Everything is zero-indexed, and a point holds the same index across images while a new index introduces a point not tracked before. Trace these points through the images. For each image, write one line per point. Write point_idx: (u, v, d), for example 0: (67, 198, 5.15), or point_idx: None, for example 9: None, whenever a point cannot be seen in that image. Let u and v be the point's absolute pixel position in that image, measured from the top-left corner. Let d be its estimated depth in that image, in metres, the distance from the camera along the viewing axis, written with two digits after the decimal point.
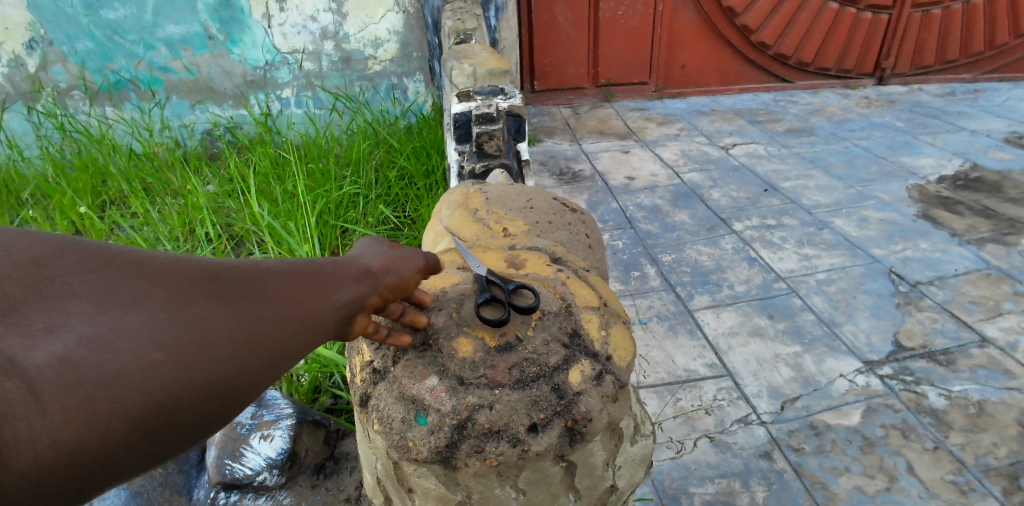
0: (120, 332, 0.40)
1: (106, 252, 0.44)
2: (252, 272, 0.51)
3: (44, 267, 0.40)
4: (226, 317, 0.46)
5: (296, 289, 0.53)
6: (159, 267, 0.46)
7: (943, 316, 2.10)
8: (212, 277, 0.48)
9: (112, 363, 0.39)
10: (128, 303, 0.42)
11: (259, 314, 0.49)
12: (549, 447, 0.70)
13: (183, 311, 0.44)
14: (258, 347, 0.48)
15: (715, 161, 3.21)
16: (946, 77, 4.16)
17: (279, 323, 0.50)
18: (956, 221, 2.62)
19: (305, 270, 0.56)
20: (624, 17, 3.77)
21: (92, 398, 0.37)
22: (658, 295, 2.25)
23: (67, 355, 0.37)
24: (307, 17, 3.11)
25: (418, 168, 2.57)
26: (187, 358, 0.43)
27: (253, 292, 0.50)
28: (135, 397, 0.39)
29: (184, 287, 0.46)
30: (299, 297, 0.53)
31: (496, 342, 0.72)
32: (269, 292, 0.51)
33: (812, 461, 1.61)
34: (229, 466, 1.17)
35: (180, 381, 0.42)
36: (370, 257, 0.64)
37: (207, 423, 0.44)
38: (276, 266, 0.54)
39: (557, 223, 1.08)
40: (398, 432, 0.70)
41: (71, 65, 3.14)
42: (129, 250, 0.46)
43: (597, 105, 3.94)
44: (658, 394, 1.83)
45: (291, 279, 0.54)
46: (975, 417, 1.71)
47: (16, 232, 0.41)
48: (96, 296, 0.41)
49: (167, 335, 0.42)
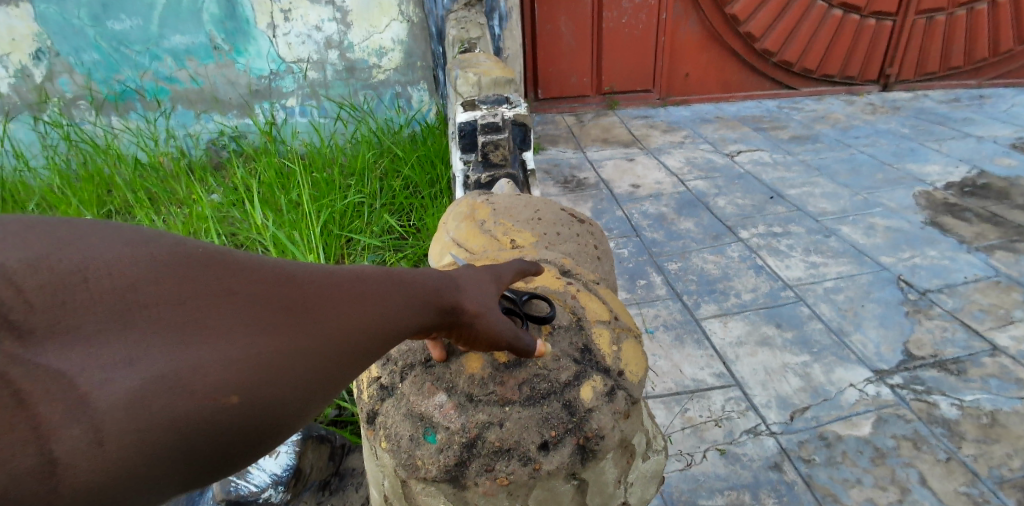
0: (191, 371, 0.39)
1: (197, 269, 0.43)
2: (333, 298, 0.49)
3: (137, 290, 0.39)
4: (296, 355, 0.45)
5: (373, 317, 0.51)
6: (243, 290, 0.45)
7: (952, 325, 2.08)
8: (296, 306, 0.47)
9: (177, 406, 0.37)
10: (208, 336, 0.41)
11: (328, 350, 0.47)
12: (560, 466, 0.68)
13: (257, 347, 0.43)
14: (321, 387, 0.47)
15: (719, 169, 3.20)
16: (950, 83, 4.15)
17: (345, 359, 0.49)
18: (963, 228, 2.60)
19: (387, 294, 0.54)
20: (627, 26, 3.78)
21: (150, 442, 0.36)
22: (664, 304, 2.23)
23: (139, 397, 0.36)
24: (311, 27, 3.12)
25: (422, 178, 2.58)
26: (251, 400, 0.41)
27: (328, 321, 0.48)
28: (192, 441, 0.38)
29: (263, 318, 0.44)
30: (373, 328, 0.51)
31: (506, 359, 0.70)
32: (349, 324, 0.49)
33: (822, 473, 1.58)
34: (235, 483, 1.14)
35: (240, 425, 0.41)
36: (458, 285, 0.62)
37: (251, 458, 0.43)
38: (359, 290, 0.52)
39: (564, 235, 1.07)
40: (405, 450, 0.69)
41: (76, 76, 3.15)
42: (221, 265, 0.45)
43: (601, 113, 3.94)
44: (666, 405, 1.80)
45: (374, 307, 0.52)
46: (987, 428, 1.68)
47: (116, 241, 0.41)
48: (178, 330, 0.39)
49: (236, 375, 0.41)
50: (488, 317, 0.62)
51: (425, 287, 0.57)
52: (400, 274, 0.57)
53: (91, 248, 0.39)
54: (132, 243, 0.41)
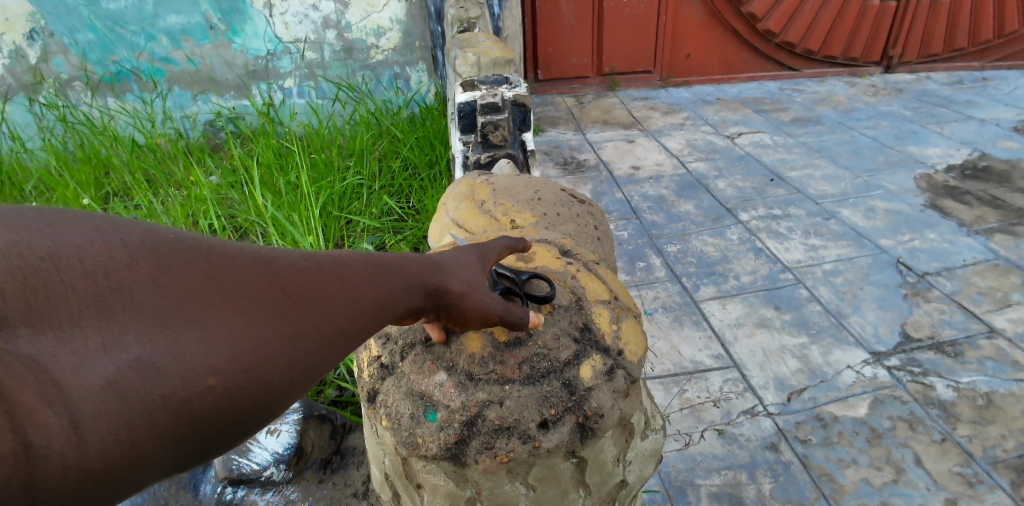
0: (172, 355, 0.39)
1: (174, 256, 0.43)
2: (315, 282, 0.50)
3: (114, 276, 0.39)
4: (278, 339, 0.45)
5: (355, 300, 0.52)
6: (223, 276, 0.45)
7: (950, 307, 2.08)
8: (277, 290, 0.47)
9: (159, 390, 0.37)
10: (189, 322, 0.41)
11: (311, 334, 0.48)
12: (560, 444, 0.68)
13: (237, 332, 0.43)
14: (304, 370, 0.47)
15: (719, 151, 3.18)
16: (954, 65, 4.11)
17: (328, 341, 0.49)
18: (963, 211, 2.60)
19: (369, 279, 0.54)
20: (628, 6, 3.72)
21: (132, 425, 0.36)
22: (663, 286, 2.24)
23: (119, 382, 0.36)
24: (309, 7, 3.07)
25: (421, 159, 2.56)
26: (233, 383, 0.42)
27: (310, 305, 0.48)
28: (174, 424, 0.38)
29: (243, 304, 0.44)
30: (355, 311, 0.51)
31: (505, 337, 0.70)
32: (330, 308, 0.50)
33: (819, 452, 1.60)
34: (235, 461, 1.17)
35: (222, 407, 0.41)
36: (443, 266, 0.62)
37: (235, 439, 0.44)
38: (340, 274, 0.52)
39: (564, 215, 1.07)
40: (406, 429, 0.69)
41: (71, 56, 3.11)
42: (200, 251, 0.45)
43: (601, 94, 3.91)
44: (664, 386, 1.82)
45: (355, 291, 0.52)
46: (982, 409, 1.70)
47: (92, 226, 0.40)
48: (157, 314, 0.39)
49: (217, 359, 0.41)
50: (475, 299, 0.63)
51: (408, 269, 0.58)
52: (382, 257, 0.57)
53: (63, 233, 0.38)
54: (110, 229, 0.41)
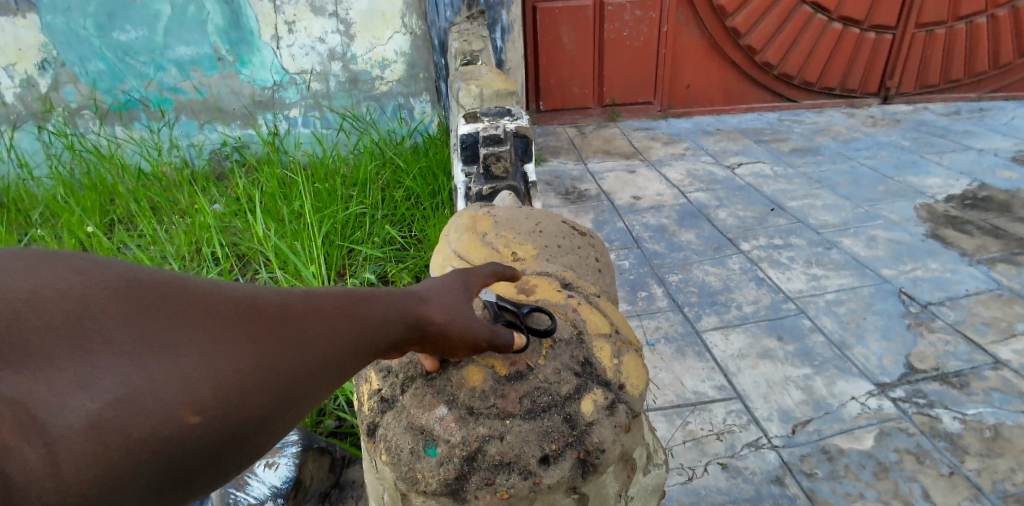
0: (152, 388, 0.39)
1: (154, 291, 0.43)
2: (294, 312, 0.50)
3: (89, 313, 0.39)
4: (262, 369, 0.45)
5: (337, 328, 0.52)
6: (205, 309, 0.45)
7: (955, 338, 2.07)
8: (259, 322, 0.47)
9: (139, 423, 0.37)
10: (168, 354, 0.41)
11: (294, 363, 0.48)
12: (560, 480, 0.68)
13: (219, 363, 0.43)
14: (288, 401, 0.47)
15: (720, 181, 3.21)
16: (950, 96, 4.17)
17: (312, 368, 0.49)
18: (965, 241, 2.60)
19: (350, 310, 0.54)
20: (628, 38, 3.80)
21: (113, 460, 0.36)
22: (665, 316, 2.23)
23: (99, 415, 0.36)
24: (315, 39, 3.15)
25: (424, 189, 2.59)
26: (217, 414, 0.42)
27: (292, 336, 0.49)
28: (155, 458, 0.38)
29: (226, 335, 0.44)
30: (338, 339, 0.52)
31: (506, 371, 0.70)
32: (312, 339, 0.50)
33: (825, 486, 1.57)
34: (233, 495, 1.15)
35: (205, 441, 0.41)
36: (420, 294, 0.62)
37: (218, 472, 0.43)
38: (320, 304, 0.52)
39: (565, 247, 1.08)
40: (406, 463, 0.68)
41: (81, 85, 3.18)
42: (178, 286, 0.45)
43: (602, 125, 3.96)
44: (667, 417, 1.80)
45: (335, 322, 0.52)
46: (990, 442, 1.67)
47: (73, 266, 0.41)
48: (138, 349, 0.39)
49: (199, 390, 0.41)
50: (457, 323, 0.62)
51: (388, 297, 0.58)
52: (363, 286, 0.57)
53: (41, 275, 0.39)
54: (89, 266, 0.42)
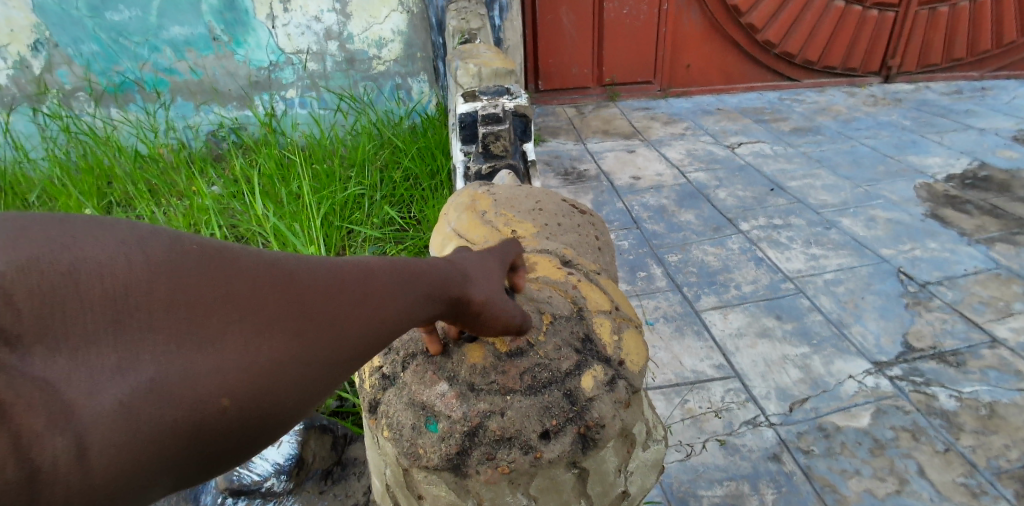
0: (183, 379, 0.39)
1: (194, 272, 0.42)
2: (331, 295, 0.49)
3: (128, 300, 0.38)
4: (293, 357, 0.45)
5: (374, 315, 0.51)
6: (243, 292, 0.44)
7: (952, 317, 2.08)
8: (296, 308, 0.46)
9: (168, 412, 0.37)
10: (201, 341, 0.40)
11: (325, 351, 0.47)
12: (561, 454, 0.68)
13: (248, 353, 0.42)
14: (315, 387, 0.47)
15: (720, 161, 3.20)
16: (953, 75, 4.13)
17: (340, 354, 0.49)
18: (964, 220, 2.60)
19: (388, 294, 0.53)
20: (628, 16, 3.75)
21: (138, 449, 0.36)
22: (664, 296, 2.24)
23: (129, 403, 0.36)
24: (311, 18, 3.11)
25: (422, 169, 2.57)
26: (242, 403, 0.42)
27: (328, 323, 0.48)
28: (184, 445, 0.38)
29: (262, 321, 0.44)
30: (372, 327, 0.51)
31: (507, 347, 0.70)
32: (346, 325, 0.49)
33: (821, 463, 1.59)
34: (236, 473, 1.16)
35: (230, 428, 0.41)
36: (462, 274, 0.61)
37: (241, 454, 0.44)
38: (360, 287, 0.51)
39: (565, 226, 1.08)
40: (408, 439, 0.69)
41: (75, 67, 3.13)
42: (219, 266, 0.43)
43: (602, 105, 3.93)
44: (666, 396, 1.81)
45: (372, 307, 0.51)
46: (985, 419, 1.69)
47: (120, 239, 0.40)
48: (172, 336, 0.39)
49: (230, 380, 0.41)
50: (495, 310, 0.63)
51: (428, 276, 0.57)
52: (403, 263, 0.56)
53: (83, 247, 0.37)
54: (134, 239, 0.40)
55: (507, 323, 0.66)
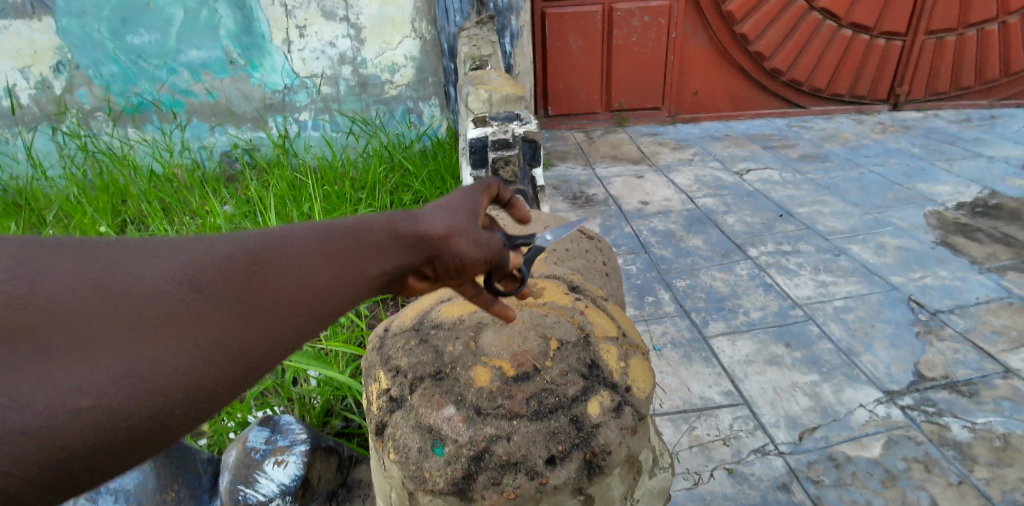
0: (151, 357, 0.39)
1: (137, 261, 0.42)
2: (292, 257, 0.49)
3: (114, 297, 0.39)
4: (265, 321, 0.45)
5: (338, 271, 0.52)
6: (193, 268, 0.43)
7: (964, 346, 2.05)
8: (254, 273, 0.46)
9: (150, 388, 0.38)
10: (170, 318, 0.41)
11: (296, 309, 0.48)
12: (567, 480, 0.68)
13: (214, 322, 0.43)
14: (295, 343, 0.48)
15: (728, 186, 3.21)
16: (961, 103, 4.15)
17: (329, 315, 0.50)
18: (975, 248, 2.59)
19: (347, 248, 0.53)
20: (637, 44, 3.81)
21: (116, 428, 0.37)
22: (672, 321, 2.23)
23: (104, 385, 0.36)
24: (326, 43, 3.19)
25: (432, 192, 2.60)
26: (224, 370, 0.42)
27: (291, 282, 0.48)
28: (166, 415, 0.39)
29: (223, 291, 0.44)
30: (339, 281, 0.51)
31: (514, 372, 0.72)
32: (312, 282, 0.49)
33: (832, 494, 1.56)
34: (242, 492, 1.12)
35: (215, 394, 0.42)
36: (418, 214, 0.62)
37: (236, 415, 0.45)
38: (316, 245, 0.51)
39: (573, 250, 1.09)
40: (413, 462, 0.69)
41: (95, 88, 3.21)
42: (162, 251, 0.43)
43: (610, 130, 3.97)
44: (673, 422, 1.79)
45: (335, 262, 0.52)
46: (1000, 451, 1.66)
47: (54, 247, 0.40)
48: (131, 323, 0.39)
49: (202, 351, 0.41)
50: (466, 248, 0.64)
51: (395, 228, 0.59)
52: (368, 217, 0.57)
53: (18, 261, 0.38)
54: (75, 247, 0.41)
55: (481, 252, 0.66)
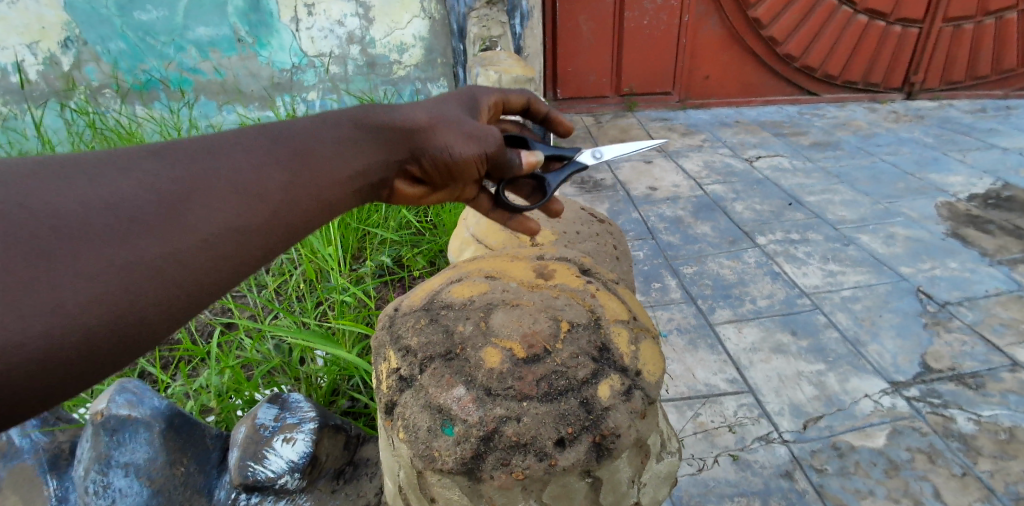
0: (130, 254, 0.43)
1: (88, 174, 0.44)
2: (249, 159, 0.53)
3: (78, 218, 0.41)
4: (233, 218, 0.49)
5: (297, 174, 0.56)
6: (148, 177, 0.47)
7: (972, 338, 2.04)
8: (214, 178, 0.50)
9: (133, 279, 0.42)
10: (140, 221, 0.44)
11: (261, 206, 0.52)
12: (576, 463, 0.68)
13: (183, 222, 0.46)
14: (268, 237, 0.53)
15: (738, 173, 3.18)
16: (976, 93, 4.08)
17: (305, 217, 0.56)
18: (986, 240, 2.56)
19: (301, 152, 0.58)
20: (648, 27, 3.75)
21: (109, 314, 0.41)
22: (678, 308, 2.23)
23: (87, 281, 0.40)
24: (334, 22, 3.15)
25: None
26: (203, 262, 0.47)
27: (253, 183, 0.52)
28: (152, 302, 0.43)
29: (186, 194, 0.47)
30: (299, 183, 0.56)
31: (524, 354, 0.71)
32: (273, 182, 0.54)
33: (834, 482, 1.56)
34: (252, 468, 0.99)
35: (198, 282, 0.46)
36: (387, 112, 0.70)
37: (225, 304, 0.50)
38: (269, 151, 0.55)
39: (583, 234, 1.09)
40: (423, 441, 0.69)
41: (103, 64, 3.19)
42: (110, 165, 0.46)
43: (619, 115, 3.93)
44: (678, 408, 1.80)
45: (292, 165, 0.56)
46: (1005, 444, 1.65)
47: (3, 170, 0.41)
48: (98, 227, 0.42)
49: (178, 246, 0.45)
50: (448, 143, 0.75)
51: (353, 134, 0.65)
52: (323, 124, 0.62)
53: None
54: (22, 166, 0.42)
55: (471, 147, 0.78)
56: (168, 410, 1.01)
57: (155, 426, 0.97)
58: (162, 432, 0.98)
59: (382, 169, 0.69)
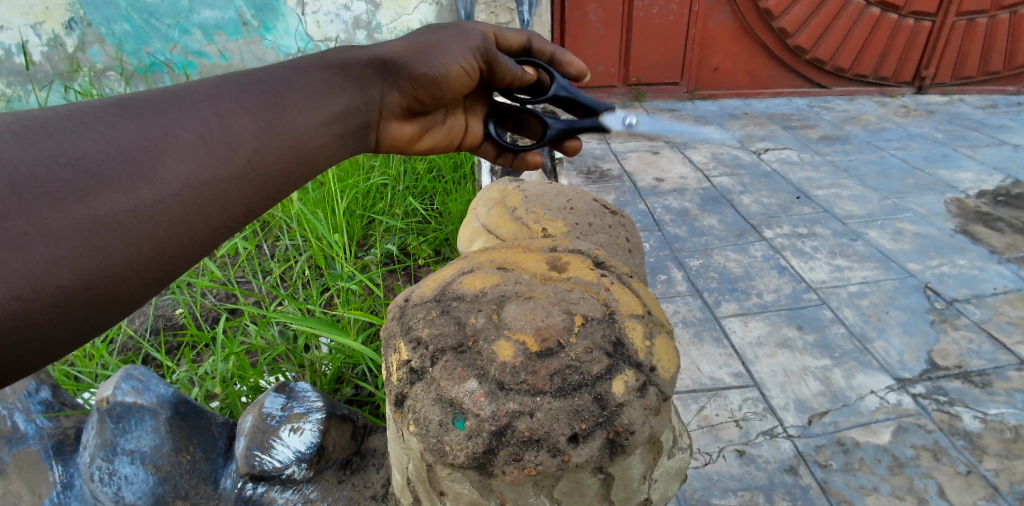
0: (108, 209, 0.44)
1: (59, 131, 0.45)
2: (220, 110, 0.55)
3: (45, 178, 0.42)
4: (210, 170, 0.51)
5: (270, 126, 0.58)
6: (120, 133, 0.48)
7: (979, 336, 2.03)
8: (187, 131, 0.51)
9: (114, 233, 0.45)
10: (114, 175, 0.46)
11: (237, 157, 0.54)
12: (589, 459, 0.67)
13: (158, 177, 0.48)
14: (246, 188, 0.55)
15: (745, 166, 3.15)
16: (987, 88, 4.03)
17: (281, 168, 0.59)
18: (994, 238, 2.53)
19: (272, 102, 0.60)
20: (658, 16, 3.71)
21: (93, 267, 0.43)
22: (683, 301, 2.22)
23: (67, 236, 0.42)
24: (340, 6, 3.12)
25: (446, 162, 2.57)
26: (183, 214, 0.49)
27: (226, 136, 0.54)
28: (133, 254, 0.46)
29: (159, 148, 0.49)
30: (272, 133, 0.58)
31: (537, 348, 0.70)
32: (247, 133, 0.56)
33: (838, 478, 1.55)
34: (259, 457, 0.98)
35: (178, 234, 0.49)
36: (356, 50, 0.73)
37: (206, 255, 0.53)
38: (239, 102, 0.57)
39: (595, 225, 1.08)
40: (433, 435, 0.68)
41: (107, 46, 3.16)
42: (80, 120, 0.47)
43: (627, 104, 3.89)
44: (683, 402, 1.79)
45: (264, 116, 0.58)
46: (1010, 443, 1.64)
47: None
48: (75, 182, 0.43)
49: (157, 200, 0.47)
50: (427, 61, 0.81)
51: (322, 83, 0.67)
52: (292, 73, 0.64)
53: None
54: None
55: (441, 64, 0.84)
56: (173, 398, 1.00)
57: (160, 414, 0.96)
58: (168, 419, 0.97)
59: (355, 112, 0.72)
